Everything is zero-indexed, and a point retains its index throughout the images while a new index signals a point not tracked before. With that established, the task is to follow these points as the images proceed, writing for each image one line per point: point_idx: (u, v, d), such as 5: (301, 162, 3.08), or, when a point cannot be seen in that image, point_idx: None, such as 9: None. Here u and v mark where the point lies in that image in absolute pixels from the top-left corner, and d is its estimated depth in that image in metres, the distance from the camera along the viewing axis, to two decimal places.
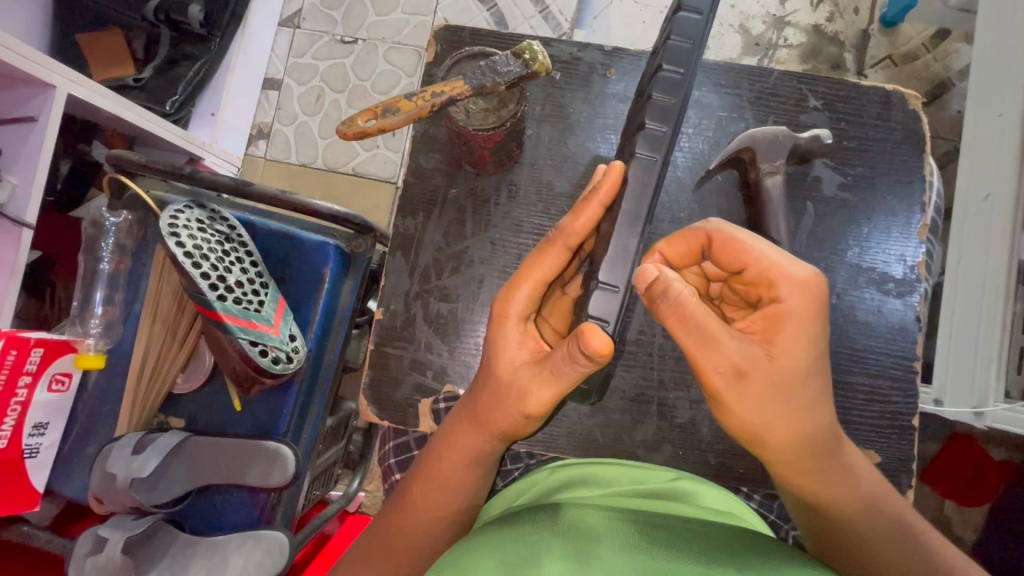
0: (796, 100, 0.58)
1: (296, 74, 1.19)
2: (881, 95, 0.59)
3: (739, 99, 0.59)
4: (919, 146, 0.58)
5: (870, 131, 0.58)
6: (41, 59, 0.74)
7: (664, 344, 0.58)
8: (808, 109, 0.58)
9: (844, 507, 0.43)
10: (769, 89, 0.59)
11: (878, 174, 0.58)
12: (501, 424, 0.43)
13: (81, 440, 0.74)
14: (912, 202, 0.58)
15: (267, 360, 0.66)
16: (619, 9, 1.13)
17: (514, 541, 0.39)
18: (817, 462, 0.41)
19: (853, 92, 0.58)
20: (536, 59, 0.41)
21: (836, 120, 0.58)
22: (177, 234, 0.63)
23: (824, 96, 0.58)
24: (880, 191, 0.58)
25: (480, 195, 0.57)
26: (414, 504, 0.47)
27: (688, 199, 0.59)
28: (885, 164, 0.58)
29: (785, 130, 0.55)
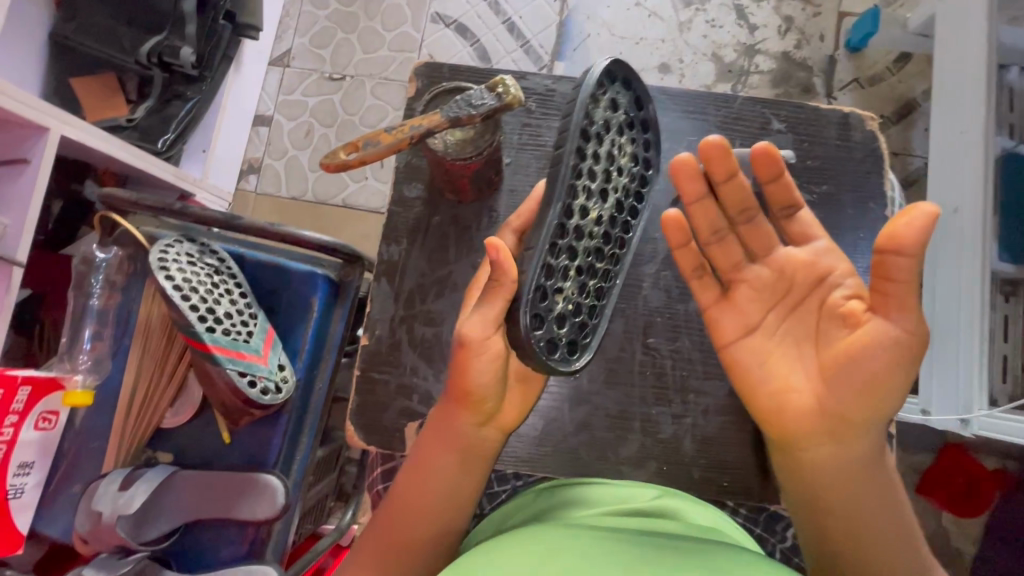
0: (760, 124, 0.61)
1: (286, 111, 1.23)
2: (841, 117, 0.62)
3: (707, 123, 0.61)
4: (880, 163, 0.60)
5: (831, 150, 0.61)
6: (35, 101, 0.76)
7: (645, 361, 0.57)
8: (771, 132, 0.61)
9: (857, 499, 0.46)
10: (735, 113, 0.61)
11: (843, 191, 0.60)
12: (452, 369, 0.44)
13: (66, 479, 0.72)
14: (876, 216, 0.60)
15: (256, 390, 0.67)
16: (596, 42, 1.20)
17: (517, 557, 0.39)
18: (840, 462, 0.46)
19: (813, 115, 0.61)
20: (508, 93, 0.43)
21: (798, 141, 0.61)
22: (167, 268, 0.65)
23: (787, 119, 0.61)
24: (845, 207, 0.60)
25: (461, 221, 0.59)
26: (396, 516, 0.46)
27: (660, 219, 0.59)
28: (850, 181, 0.60)
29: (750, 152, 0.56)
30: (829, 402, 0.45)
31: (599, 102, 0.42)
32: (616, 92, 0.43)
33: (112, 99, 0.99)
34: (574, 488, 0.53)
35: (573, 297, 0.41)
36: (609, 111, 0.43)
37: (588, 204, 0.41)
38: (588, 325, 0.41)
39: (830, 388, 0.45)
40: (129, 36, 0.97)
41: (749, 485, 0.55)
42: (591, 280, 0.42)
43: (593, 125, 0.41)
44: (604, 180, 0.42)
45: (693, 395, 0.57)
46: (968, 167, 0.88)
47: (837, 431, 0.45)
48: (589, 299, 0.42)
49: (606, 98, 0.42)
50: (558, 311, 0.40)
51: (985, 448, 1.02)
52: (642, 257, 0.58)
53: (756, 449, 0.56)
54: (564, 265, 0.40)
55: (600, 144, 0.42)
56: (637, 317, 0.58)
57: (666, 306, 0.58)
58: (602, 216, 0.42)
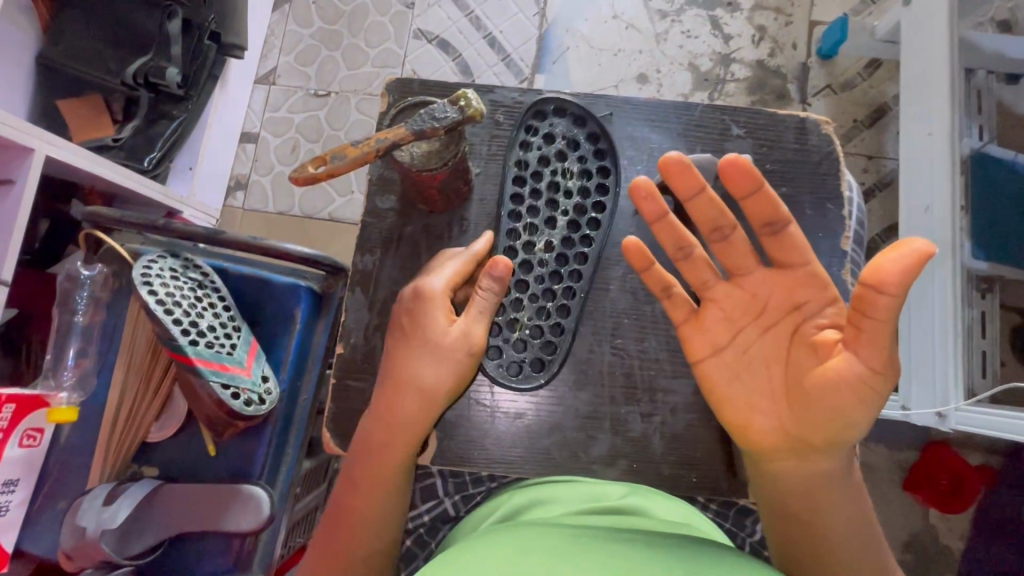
0: (720, 130, 0.63)
1: (271, 128, 1.25)
2: (798, 122, 0.64)
3: (670, 130, 0.62)
4: (837, 166, 0.62)
5: (790, 154, 0.63)
6: (22, 123, 0.78)
7: (614, 362, 0.58)
8: (731, 137, 0.63)
9: (823, 511, 0.47)
10: (696, 120, 0.63)
11: (802, 193, 0.62)
12: (413, 382, 0.51)
13: (50, 497, 0.73)
14: (835, 217, 0.62)
15: (239, 402, 0.67)
16: (576, 55, 1.24)
17: (495, 545, 0.42)
18: (807, 481, 0.46)
19: (771, 120, 0.63)
20: (470, 106, 0.45)
21: (758, 145, 0.63)
22: (150, 283, 0.66)
23: (746, 125, 0.63)
24: (804, 208, 0.62)
25: (433, 231, 0.60)
26: (353, 526, 0.52)
27: (626, 224, 0.61)
28: (808, 183, 0.62)
29: (709, 157, 0.58)
30: (794, 427, 0.45)
31: (530, 146, 0.60)
32: (551, 127, 0.60)
33: (99, 120, 1.01)
34: (548, 492, 0.55)
35: (530, 321, 0.58)
36: (543, 146, 0.60)
37: (533, 239, 0.59)
38: (550, 345, 0.58)
39: (796, 416, 0.45)
40: (115, 58, 0.99)
41: (718, 481, 0.56)
42: (548, 303, 0.58)
43: (526, 168, 0.60)
44: (545, 210, 0.59)
45: (661, 394, 0.58)
46: (936, 167, 0.90)
47: (804, 452, 0.45)
48: (549, 321, 0.58)
49: (538, 137, 0.60)
50: (516, 336, 0.58)
51: (969, 445, 1.03)
52: (609, 261, 0.60)
53: (723, 445, 0.57)
54: (517, 295, 0.58)
55: (537, 182, 0.59)
56: (606, 319, 0.59)
57: (633, 308, 0.59)
58: (550, 244, 0.59)
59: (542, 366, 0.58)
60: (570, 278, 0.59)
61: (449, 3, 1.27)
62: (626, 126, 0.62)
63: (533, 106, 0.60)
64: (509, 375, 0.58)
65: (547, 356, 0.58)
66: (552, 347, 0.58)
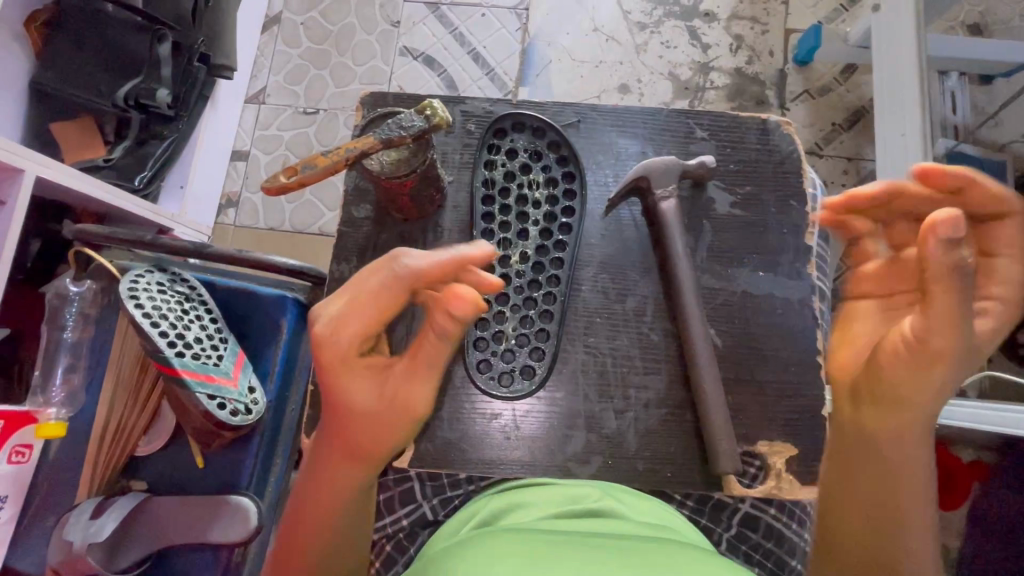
0: (685, 133, 0.64)
1: (261, 145, 1.27)
2: (762, 124, 0.66)
3: (636, 135, 0.64)
4: (800, 165, 0.64)
5: (753, 155, 0.64)
6: (12, 145, 0.80)
7: (588, 361, 0.60)
8: (696, 140, 0.64)
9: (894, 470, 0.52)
10: (662, 125, 0.64)
11: (766, 192, 0.64)
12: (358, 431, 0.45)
13: (39, 513, 0.73)
14: (798, 214, 0.63)
15: (226, 412, 0.68)
16: (559, 67, 1.27)
17: (473, 553, 0.42)
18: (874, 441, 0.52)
19: (735, 123, 0.65)
20: (436, 114, 0.47)
21: (722, 147, 0.64)
22: (137, 297, 0.68)
23: (711, 128, 0.65)
24: (768, 207, 0.63)
25: (408, 238, 0.61)
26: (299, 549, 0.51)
27: (596, 226, 0.62)
28: (772, 183, 0.64)
29: (673, 159, 0.60)
30: (891, 382, 0.49)
31: (493, 162, 0.61)
32: (512, 143, 0.62)
33: (90, 141, 1.03)
34: (523, 494, 0.55)
35: (517, 331, 0.59)
36: (507, 161, 0.61)
37: (507, 252, 0.60)
38: (540, 352, 0.59)
39: (882, 374, 0.49)
40: (106, 80, 1.01)
41: (691, 475, 0.58)
42: (531, 312, 0.59)
43: (492, 185, 0.61)
44: (516, 222, 0.60)
45: (634, 390, 0.59)
46: (908, 166, 0.92)
47: (889, 407, 0.50)
48: (534, 329, 0.59)
49: (501, 153, 0.62)
50: (505, 346, 0.59)
51: (959, 441, 1.03)
52: (580, 262, 0.61)
53: (696, 439, 0.58)
54: (498, 308, 0.59)
55: (505, 197, 0.61)
56: (579, 319, 0.60)
57: (605, 308, 0.61)
58: (527, 253, 0.60)
59: (532, 373, 0.59)
60: (550, 284, 0.60)
61: (433, 20, 1.31)
62: (594, 131, 0.64)
63: (491, 125, 0.61)
64: (501, 386, 0.59)
65: (536, 363, 0.59)
66: (541, 354, 0.59)
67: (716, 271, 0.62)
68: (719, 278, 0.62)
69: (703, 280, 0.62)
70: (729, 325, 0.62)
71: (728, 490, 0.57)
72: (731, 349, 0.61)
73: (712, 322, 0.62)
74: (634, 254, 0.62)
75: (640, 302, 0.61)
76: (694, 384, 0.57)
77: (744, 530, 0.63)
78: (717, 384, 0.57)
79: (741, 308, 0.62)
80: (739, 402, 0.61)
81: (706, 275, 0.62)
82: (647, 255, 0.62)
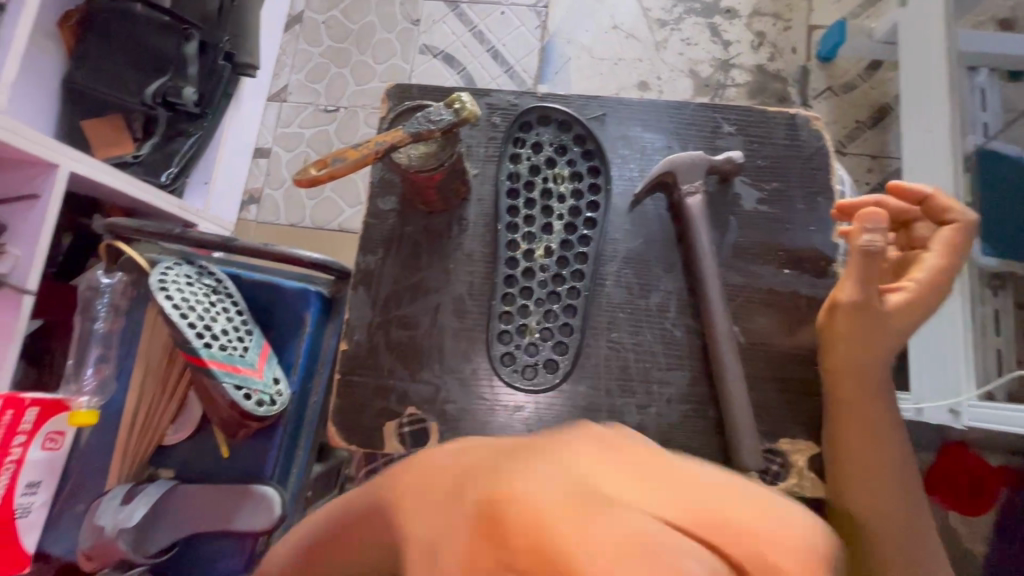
0: (710, 128, 0.64)
1: (283, 142, 1.29)
2: (788, 119, 0.65)
3: (661, 130, 0.64)
4: (827, 159, 0.63)
5: (780, 150, 0.64)
6: (47, 140, 0.82)
7: (611, 355, 0.60)
8: (722, 135, 0.64)
9: (882, 441, 0.56)
10: (687, 119, 0.64)
11: (792, 187, 0.63)
12: None
13: (71, 497, 0.75)
14: (825, 210, 0.63)
15: (251, 403, 0.69)
16: (578, 65, 1.26)
17: None
18: (859, 411, 0.56)
19: (761, 117, 0.64)
20: (465, 108, 0.48)
21: (748, 142, 0.64)
22: (166, 289, 0.69)
23: (736, 122, 0.64)
24: (795, 202, 0.63)
25: (433, 231, 0.62)
26: None
27: (620, 221, 0.62)
28: (798, 178, 0.63)
29: (701, 155, 0.59)
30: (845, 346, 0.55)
31: (518, 157, 0.61)
32: (537, 138, 0.62)
33: (118, 137, 1.05)
34: None
35: (540, 326, 0.59)
36: (532, 155, 0.61)
37: (532, 246, 0.60)
38: (564, 347, 0.59)
39: (848, 338, 0.55)
40: (134, 78, 1.03)
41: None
42: (554, 307, 0.59)
43: (517, 180, 0.61)
44: (541, 216, 0.60)
45: (658, 385, 0.59)
46: (938, 163, 0.91)
47: (840, 372, 0.56)
48: (558, 323, 0.59)
49: (527, 147, 0.62)
50: (529, 339, 0.59)
51: (987, 445, 1.00)
52: (604, 257, 0.61)
53: (720, 435, 0.58)
54: (523, 301, 0.59)
55: (530, 191, 0.61)
56: (602, 314, 0.60)
57: (628, 303, 0.61)
58: (551, 248, 0.60)
59: (556, 366, 0.59)
60: (574, 278, 0.60)
61: (453, 19, 1.31)
62: (619, 126, 0.64)
63: (516, 119, 0.62)
64: (525, 378, 0.59)
65: (560, 357, 0.59)
66: (565, 349, 0.59)
67: (740, 266, 0.62)
68: (743, 273, 0.62)
69: (727, 275, 0.62)
70: (754, 320, 0.61)
71: (752, 486, 0.57)
72: (755, 344, 0.61)
73: (737, 318, 0.62)
74: (658, 248, 0.62)
75: (664, 297, 0.61)
76: (718, 380, 0.57)
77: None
78: (743, 380, 0.56)
79: (766, 305, 0.62)
80: (764, 398, 0.60)
81: (730, 270, 0.62)
82: (671, 250, 0.62)
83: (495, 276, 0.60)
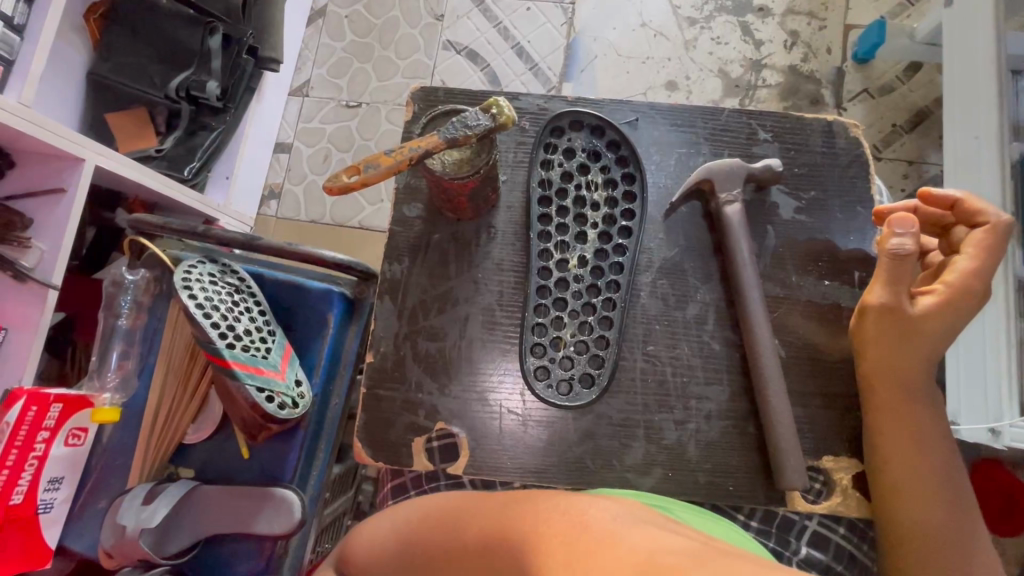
0: (747, 135, 0.61)
1: (305, 138, 1.28)
2: (824, 125, 0.62)
3: (695, 135, 0.61)
4: (866, 169, 0.61)
5: (818, 158, 0.61)
6: (75, 136, 0.82)
7: (646, 368, 0.57)
8: (759, 142, 0.61)
9: (926, 447, 0.54)
10: (722, 125, 0.61)
11: (831, 197, 0.60)
12: None
13: (93, 495, 0.75)
14: (865, 220, 0.60)
15: (273, 405, 0.68)
16: (604, 63, 1.24)
17: None
18: (901, 416, 0.54)
19: (798, 124, 0.62)
20: (502, 113, 0.46)
21: (785, 150, 0.61)
22: (190, 288, 0.68)
23: (773, 129, 0.61)
24: (834, 213, 0.60)
25: (461, 238, 0.60)
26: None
27: (656, 229, 0.60)
28: (837, 188, 0.61)
29: (739, 162, 0.58)
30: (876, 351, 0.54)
31: (551, 161, 0.59)
32: (570, 142, 0.60)
33: (142, 132, 1.05)
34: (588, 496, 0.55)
35: (576, 338, 0.57)
36: (565, 160, 0.60)
37: (566, 256, 0.58)
38: (600, 361, 0.57)
39: (881, 342, 0.54)
40: (159, 72, 1.03)
41: (754, 490, 0.55)
42: (588, 318, 0.58)
43: (549, 186, 0.59)
44: (574, 225, 0.59)
45: (694, 401, 0.57)
46: (985, 172, 0.87)
47: (875, 377, 0.55)
48: (593, 335, 0.57)
49: (560, 152, 0.60)
50: (562, 352, 0.57)
51: None
52: (639, 266, 0.59)
53: (759, 455, 0.56)
54: (556, 313, 0.58)
55: (563, 199, 0.59)
56: (637, 326, 0.58)
57: (663, 314, 0.58)
58: (584, 257, 0.58)
59: (591, 381, 0.57)
60: (609, 289, 0.58)
61: (477, 14, 1.29)
62: (653, 131, 0.62)
63: (548, 124, 0.59)
64: (559, 393, 0.57)
65: (596, 370, 0.57)
66: (600, 363, 0.57)
67: (778, 279, 0.59)
68: (781, 286, 0.59)
69: (765, 288, 0.59)
70: (794, 336, 0.59)
71: (792, 505, 0.56)
72: (795, 362, 0.58)
73: (776, 332, 0.59)
74: (694, 258, 0.59)
75: (700, 309, 0.58)
76: (759, 396, 0.55)
77: (812, 551, 0.60)
78: (784, 399, 0.54)
79: (807, 321, 0.59)
80: (805, 418, 0.58)
81: (768, 283, 0.59)
82: (707, 260, 0.59)
83: (526, 286, 0.58)
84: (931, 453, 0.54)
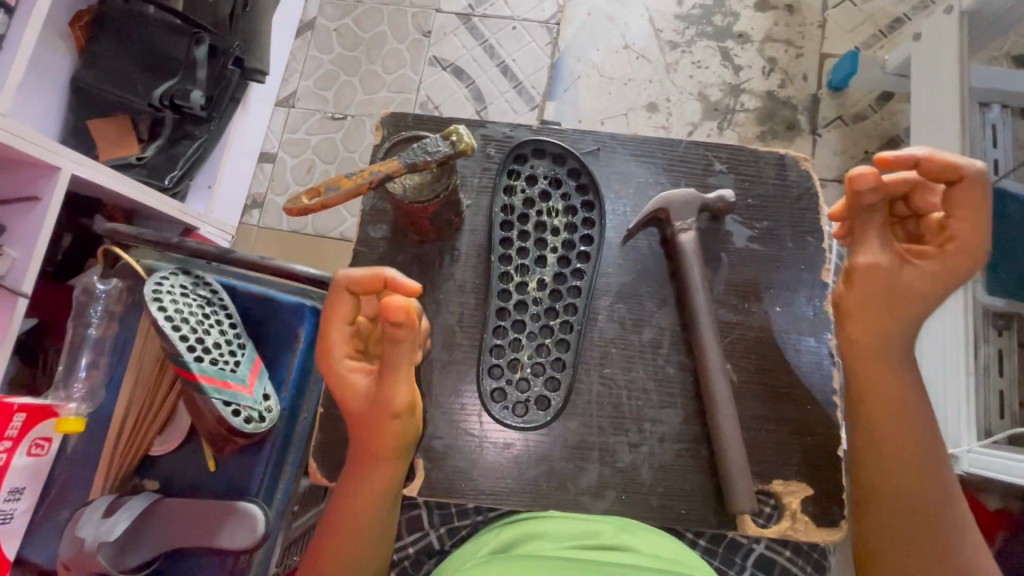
0: (703, 165, 0.63)
1: (290, 149, 1.29)
2: (778, 158, 0.64)
3: (654, 165, 0.63)
4: (816, 202, 0.63)
5: (770, 189, 0.63)
6: (48, 143, 0.82)
7: (602, 391, 0.59)
8: (714, 173, 0.63)
9: (914, 459, 0.53)
10: (680, 156, 0.63)
11: (783, 227, 0.62)
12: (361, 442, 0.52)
13: (55, 506, 0.74)
14: (815, 251, 0.62)
15: (239, 419, 0.69)
16: (586, 83, 1.26)
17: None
18: (890, 424, 0.54)
19: (752, 156, 0.64)
20: (461, 140, 0.48)
21: (740, 181, 0.63)
22: (160, 299, 0.69)
23: (728, 160, 0.63)
24: (786, 242, 0.62)
25: (424, 260, 0.61)
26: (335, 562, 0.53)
27: (613, 255, 0.61)
28: (789, 219, 0.62)
29: (694, 191, 0.59)
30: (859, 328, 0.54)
31: (514, 186, 0.61)
32: (533, 168, 0.61)
33: (123, 139, 1.04)
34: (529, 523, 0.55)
35: (534, 360, 0.58)
36: (528, 185, 0.61)
37: (524, 279, 0.60)
38: (557, 383, 0.58)
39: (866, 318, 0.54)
40: (143, 80, 1.03)
41: (707, 514, 0.56)
42: (546, 340, 0.59)
43: (512, 212, 0.60)
44: (534, 249, 0.60)
45: (649, 424, 0.58)
46: None
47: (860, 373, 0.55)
48: (550, 358, 0.59)
49: (523, 178, 0.61)
50: (519, 374, 0.58)
51: (987, 489, 0.98)
52: (596, 291, 0.60)
53: (712, 480, 0.57)
54: (515, 335, 0.59)
55: (524, 224, 0.60)
56: (594, 349, 0.59)
57: (620, 338, 0.60)
58: (543, 281, 0.59)
59: (547, 403, 0.58)
60: (566, 312, 0.59)
61: (464, 31, 1.31)
62: (613, 160, 0.63)
63: (511, 151, 0.61)
64: (516, 415, 0.58)
65: (552, 393, 0.58)
66: (557, 385, 0.58)
67: (733, 306, 0.61)
68: (735, 314, 0.61)
69: (719, 313, 0.61)
70: (748, 363, 0.60)
71: (742, 529, 0.56)
72: (746, 388, 0.60)
73: (729, 358, 0.60)
74: (650, 283, 0.61)
75: (656, 334, 0.60)
76: (710, 420, 0.56)
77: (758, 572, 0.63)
78: (734, 424, 0.55)
79: (760, 348, 0.60)
80: (757, 445, 0.59)
81: (722, 309, 0.61)
82: (663, 286, 0.61)
83: (486, 308, 0.59)
84: (920, 468, 0.53)
